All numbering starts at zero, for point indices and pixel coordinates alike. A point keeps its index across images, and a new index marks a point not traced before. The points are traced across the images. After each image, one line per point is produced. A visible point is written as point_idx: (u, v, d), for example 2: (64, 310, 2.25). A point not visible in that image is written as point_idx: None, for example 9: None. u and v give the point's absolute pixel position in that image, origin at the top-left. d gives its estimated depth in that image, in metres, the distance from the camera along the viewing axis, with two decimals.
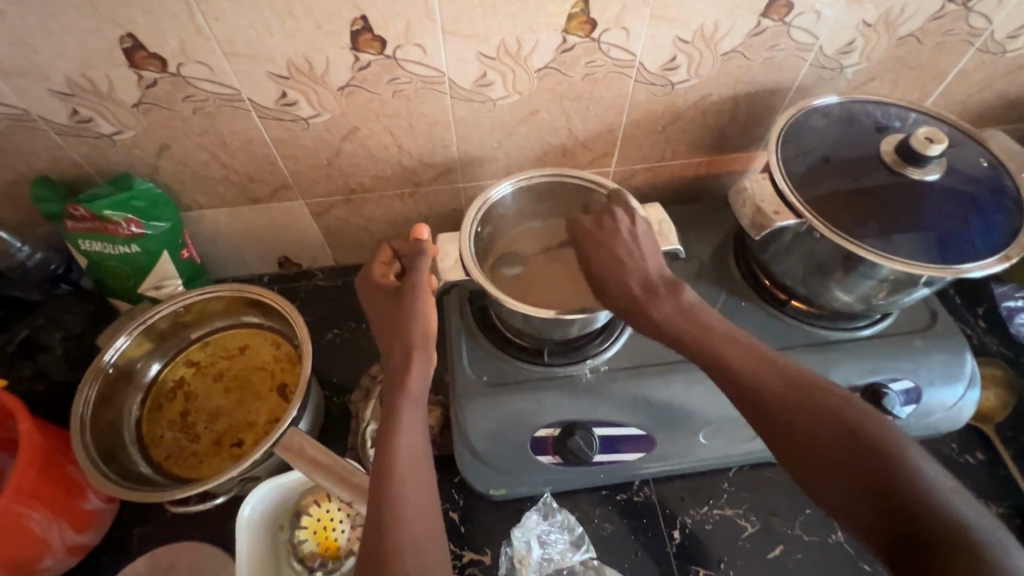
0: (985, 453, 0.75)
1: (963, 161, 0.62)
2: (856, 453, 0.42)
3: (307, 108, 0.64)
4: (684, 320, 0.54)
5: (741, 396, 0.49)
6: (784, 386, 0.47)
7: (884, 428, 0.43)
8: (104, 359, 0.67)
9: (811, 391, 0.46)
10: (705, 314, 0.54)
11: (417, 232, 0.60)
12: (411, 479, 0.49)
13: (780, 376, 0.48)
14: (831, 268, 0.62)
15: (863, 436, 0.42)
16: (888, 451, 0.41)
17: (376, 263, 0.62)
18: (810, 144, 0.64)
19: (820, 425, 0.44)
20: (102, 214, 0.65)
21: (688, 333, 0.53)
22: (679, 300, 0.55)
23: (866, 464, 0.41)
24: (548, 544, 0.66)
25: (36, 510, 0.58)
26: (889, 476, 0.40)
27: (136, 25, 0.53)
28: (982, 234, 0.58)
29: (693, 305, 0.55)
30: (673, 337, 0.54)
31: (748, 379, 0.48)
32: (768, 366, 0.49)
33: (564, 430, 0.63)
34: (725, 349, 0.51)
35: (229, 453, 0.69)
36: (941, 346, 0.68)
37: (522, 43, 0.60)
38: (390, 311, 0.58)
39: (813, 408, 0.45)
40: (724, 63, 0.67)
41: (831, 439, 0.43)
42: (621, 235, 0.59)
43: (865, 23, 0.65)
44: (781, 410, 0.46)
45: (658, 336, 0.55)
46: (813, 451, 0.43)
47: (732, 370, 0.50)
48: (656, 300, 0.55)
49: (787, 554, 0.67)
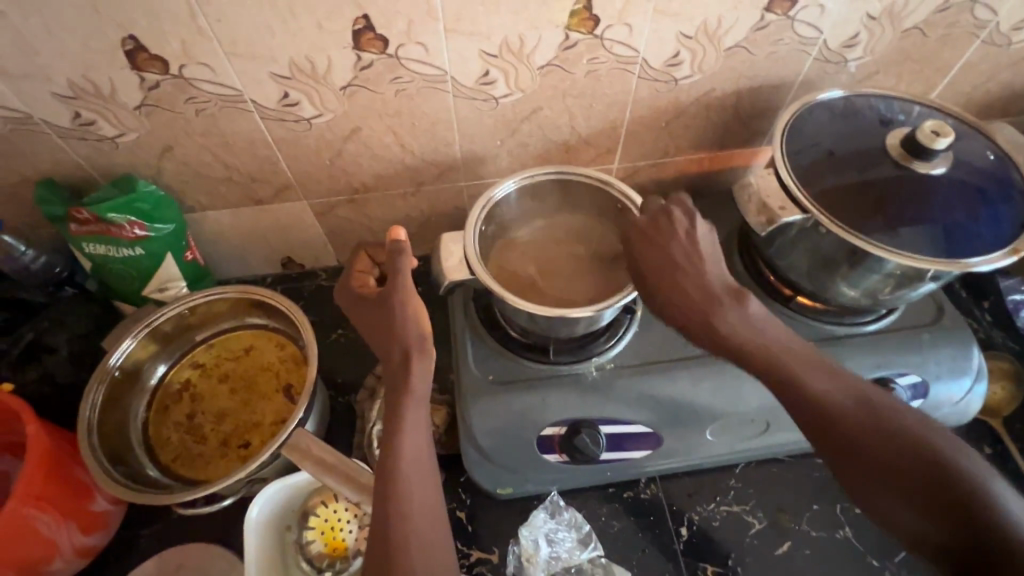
0: (992, 447, 0.74)
1: (970, 153, 0.62)
2: (936, 481, 0.42)
3: (309, 109, 0.63)
4: (754, 337, 0.52)
5: (800, 412, 0.48)
6: (859, 409, 0.47)
7: (961, 453, 0.43)
8: (109, 362, 0.67)
9: (884, 415, 0.46)
10: (772, 328, 0.53)
11: (393, 234, 0.57)
12: (416, 479, 0.49)
13: (853, 397, 0.47)
14: (837, 264, 0.62)
15: (944, 463, 0.43)
16: (966, 479, 0.42)
17: (354, 271, 0.62)
18: (815, 138, 0.64)
19: (897, 450, 0.44)
20: (105, 217, 0.65)
21: (759, 353, 0.51)
22: (745, 311, 0.53)
23: (949, 494, 0.41)
24: (555, 543, 0.66)
25: (44, 513, 0.58)
26: (974, 507, 0.40)
27: (137, 27, 0.53)
28: (989, 227, 0.58)
29: (759, 317, 0.53)
30: (738, 353, 0.52)
31: (821, 399, 0.47)
32: (840, 385, 0.48)
33: (571, 428, 0.62)
34: (795, 367, 0.50)
35: (236, 454, 0.69)
36: (948, 340, 0.68)
37: (524, 40, 0.60)
38: (377, 316, 0.57)
39: (886, 432, 0.45)
40: (727, 58, 0.66)
41: (910, 465, 0.43)
42: (678, 235, 0.57)
43: (869, 17, 0.65)
44: (856, 432, 0.46)
45: (722, 352, 0.53)
46: (891, 478, 0.44)
47: (802, 391, 0.48)
48: (721, 311, 0.53)
49: (795, 549, 0.67)
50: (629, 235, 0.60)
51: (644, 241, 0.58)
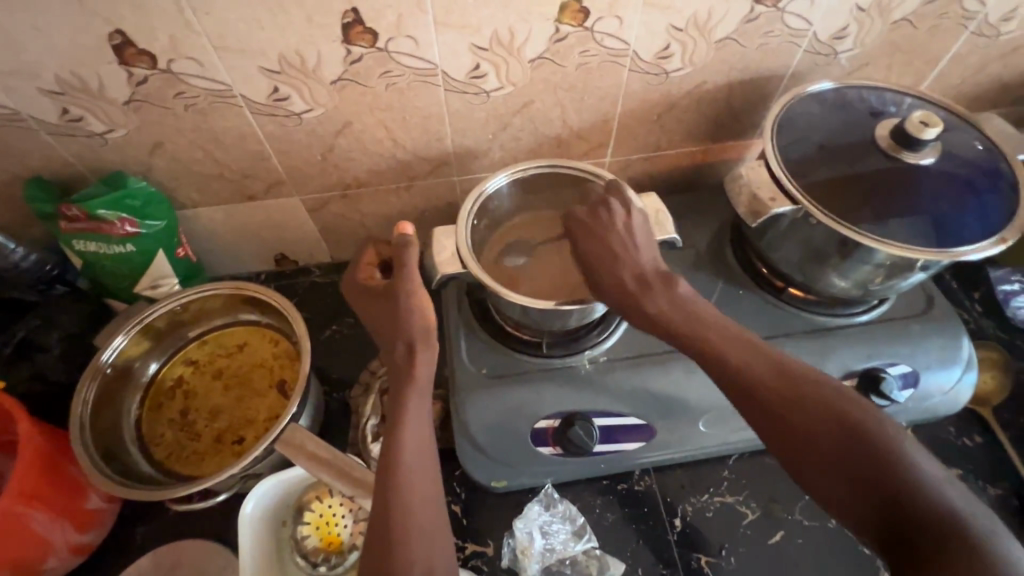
0: (982, 436, 0.75)
1: (958, 144, 0.62)
2: (847, 445, 0.43)
3: (299, 103, 0.63)
4: (686, 317, 0.55)
5: (733, 387, 0.50)
6: (776, 378, 0.48)
7: (869, 415, 0.45)
8: (101, 359, 0.66)
9: (800, 383, 0.48)
10: (703, 308, 0.55)
11: (402, 228, 0.57)
12: (417, 472, 0.49)
13: (772, 367, 0.49)
14: (828, 254, 0.62)
15: (856, 427, 0.44)
16: (875, 441, 0.43)
17: (362, 265, 0.62)
18: (805, 129, 0.64)
19: (822, 426, 0.45)
20: (95, 213, 0.65)
21: (684, 329, 0.54)
22: (674, 292, 0.56)
23: (860, 458, 0.43)
24: (550, 535, 0.67)
25: (37, 511, 0.58)
26: (879, 468, 0.42)
27: (124, 20, 0.52)
28: (977, 217, 0.58)
29: (687, 298, 0.56)
30: (665, 330, 0.55)
31: (741, 369, 0.50)
32: (762, 358, 0.50)
33: (565, 421, 0.63)
34: (720, 343, 0.52)
35: (230, 450, 0.69)
36: (938, 330, 0.69)
37: (515, 33, 0.60)
38: (383, 309, 0.57)
39: (806, 397, 0.47)
40: (718, 50, 0.67)
41: (822, 430, 0.45)
42: (615, 228, 0.59)
43: (858, 8, 0.65)
44: (771, 399, 0.48)
45: (651, 330, 0.56)
46: (804, 442, 0.45)
47: (724, 363, 0.51)
48: (649, 293, 0.56)
49: (788, 539, 0.67)
50: (571, 228, 0.61)
51: (588, 235, 0.59)
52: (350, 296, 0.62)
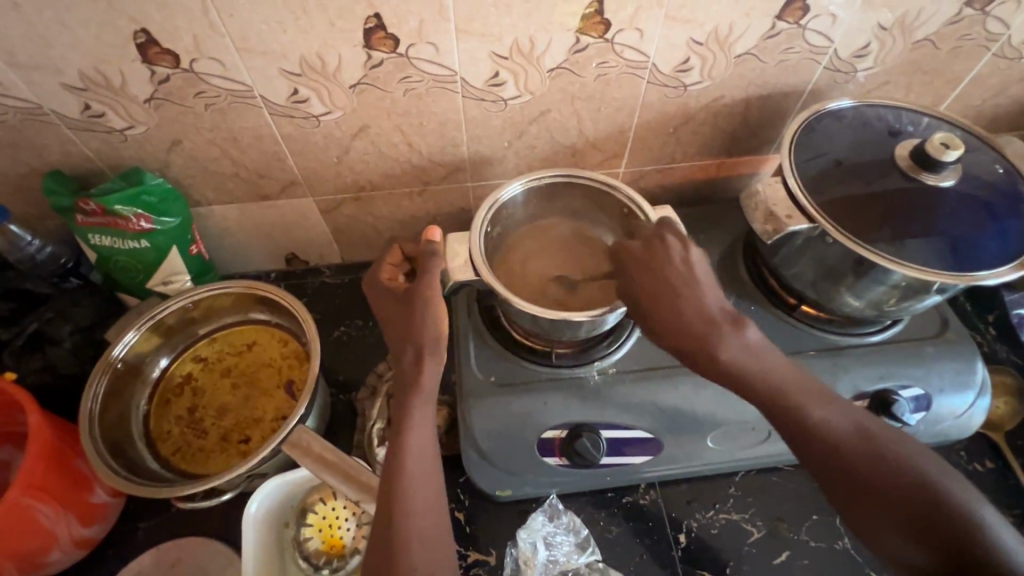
0: (993, 461, 0.74)
1: (977, 166, 0.62)
2: (929, 513, 0.44)
3: (318, 106, 0.63)
4: (742, 358, 0.52)
5: (813, 452, 0.49)
6: (857, 438, 0.48)
7: (951, 480, 0.46)
8: (112, 354, 0.67)
9: (879, 442, 0.48)
10: (771, 356, 0.53)
11: (428, 234, 0.59)
12: (421, 480, 0.49)
13: (851, 425, 0.49)
14: (842, 273, 0.62)
15: (944, 499, 0.44)
16: (954, 508, 0.44)
17: (386, 264, 0.62)
18: (823, 147, 0.64)
19: (906, 492, 0.45)
20: (112, 208, 0.65)
21: (759, 383, 0.51)
22: (743, 338, 0.53)
23: (946, 526, 0.43)
24: (553, 546, 0.66)
25: (44, 503, 0.58)
26: (969, 542, 0.42)
27: (150, 20, 0.53)
28: (996, 241, 0.57)
29: (758, 345, 0.53)
30: (737, 379, 0.52)
31: (820, 428, 0.49)
32: (838, 413, 0.50)
33: (571, 432, 0.62)
34: (798, 399, 0.50)
35: (236, 449, 0.69)
36: (952, 353, 0.68)
37: (535, 42, 0.60)
38: (399, 312, 0.56)
39: (889, 461, 0.47)
40: (737, 65, 0.66)
41: (910, 498, 0.45)
42: (674, 263, 0.57)
43: (880, 27, 0.65)
44: (858, 467, 0.47)
45: (722, 380, 0.53)
46: (888, 507, 0.45)
47: (806, 420, 0.49)
48: (722, 340, 0.53)
49: (794, 559, 0.67)
50: (625, 261, 0.59)
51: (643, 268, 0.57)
52: (368, 291, 0.62)
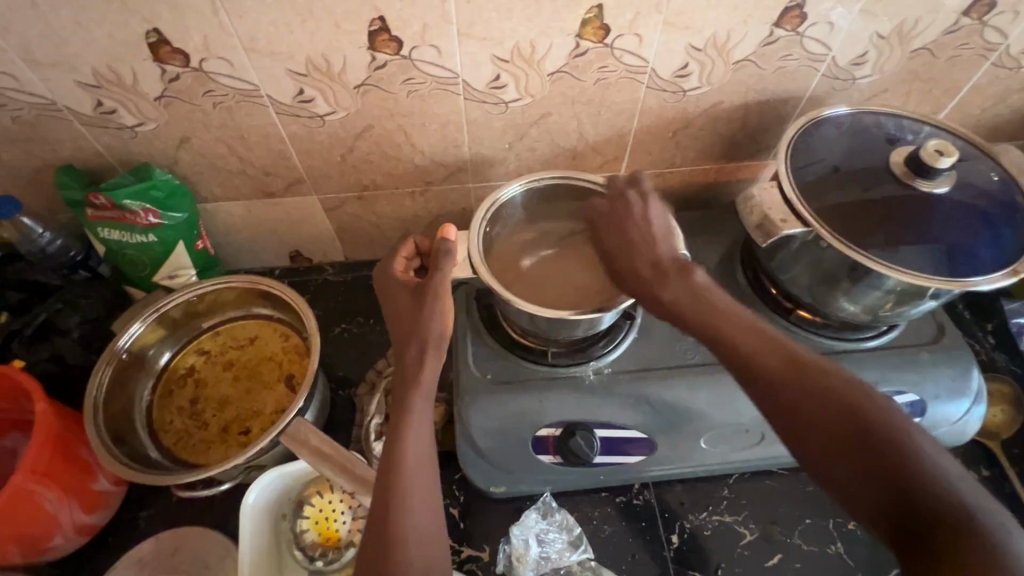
0: (989, 470, 0.74)
1: (973, 174, 0.62)
2: (856, 434, 0.44)
3: (323, 106, 0.65)
4: (698, 303, 0.54)
5: (747, 377, 0.50)
6: (789, 367, 0.49)
7: (883, 408, 0.45)
8: (118, 344, 0.68)
9: (812, 371, 0.48)
10: (716, 295, 0.55)
11: (444, 231, 0.59)
12: (417, 474, 0.49)
13: (782, 356, 0.50)
14: (837, 278, 0.62)
15: (871, 422, 0.44)
16: (885, 430, 0.43)
17: (398, 257, 0.63)
18: (820, 153, 0.64)
19: (832, 415, 0.45)
20: (121, 203, 0.67)
21: (694, 317, 0.54)
22: (689, 280, 0.56)
23: (869, 446, 0.43)
24: (546, 543, 0.67)
25: (48, 489, 0.59)
26: (894, 464, 0.41)
27: (162, 21, 0.55)
28: (990, 248, 0.58)
29: (702, 285, 0.55)
30: (680, 318, 0.55)
31: (750, 359, 0.50)
32: (770, 345, 0.51)
33: (566, 430, 0.63)
34: (732, 331, 0.52)
35: (236, 440, 0.70)
36: (948, 360, 0.68)
37: (535, 47, 0.61)
38: (406, 305, 0.57)
39: (817, 387, 0.47)
40: (736, 71, 0.67)
41: (839, 421, 0.45)
42: (633, 217, 0.60)
43: (879, 35, 0.65)
44: (783, 390, 0.48)
45: (666, 317, 0.56)
46: (816, 432, 0.45)
47: (736, 353, 0.51)
48: (665, 281, 0.56)
49: (786, 562, 0.67)
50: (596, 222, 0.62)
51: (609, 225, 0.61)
52: (378, 280, 0.62)
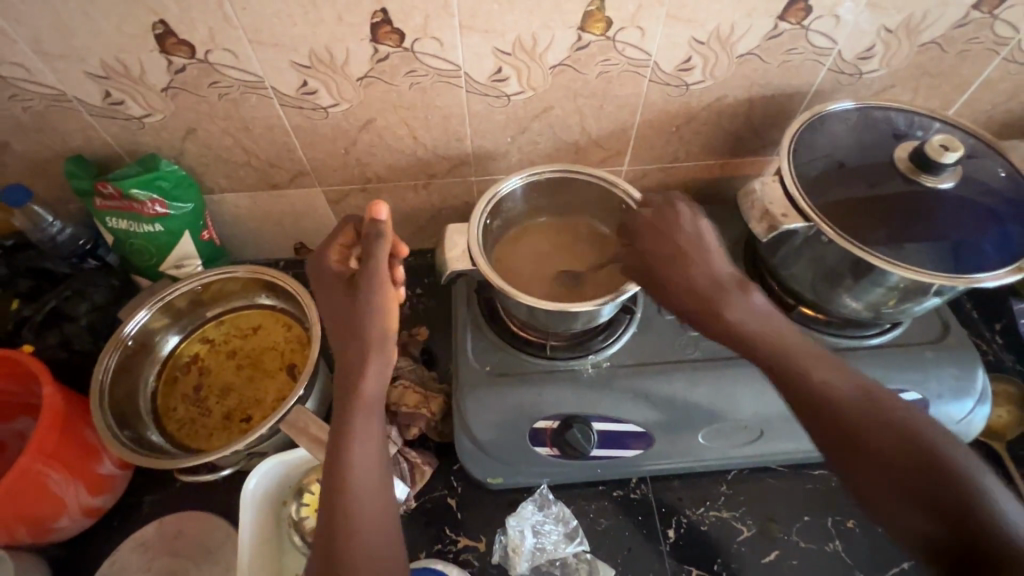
0: (993, 471, 0.73)
1: (980, 171, 0.61)
2: (928, 475, 0.43)
3: (326, 98, 0.66)
4: (755, 325, 0.54)
5: (810, 409, 0.49)
6: (859, 399, 0.48)
7: (957, 449, 0.44)
8: (124, 331, 0.70)
9: (885, 407, 0.47)
10: (776, 319, 0.55)
11: (375, 210, 0.55)
12: (366, 493, 0.50)
13: (854, 388, 0.49)
14: (839, 275, 0.62)
15: (939, 460, 0.43)
16: (956, 468, 0.43)
17: (334, 247, 0.60)
18: (824, 148, 0.64)
19: (904, 451, 0.45)
20: (129, 192, 0.68)
21: (761, 341, 0.53)
22: (749, 301, 0.56)
23: (940, 486, 0.42)
24: (541, 534, 0.67)
25: (56, 471, 0.61)
26: (963, 508, 0.41)
27: (168, 12, 0.55)
28: (996, 245, 0.57)
29: (761, 308, 0.55)
30: (743, 341, 0.54)
31: (822, 389, 0.49)
32: (841, 376, 0.50)
33: (563, 423, 0.63)
34: (801, 359, 0.52)
35: (238, 427, 0.71)
36: (952, 359, 0.67)
37: (537, 39, 0.61)
38: (344, 301, 0.56)
39: (887, 423, 0.46)
40: (739, 65, 0.67)
41: (910, 460, 0.44)
42: (681, 224, 0.61)
43: (886, 29, 0.65)
44: (853, 423, 0.47)
45: (728, 340, 0.55)
46: (885, 470, 0.45)
47: (805, 380, 0.50)
48: (729, 301, 0.55)
49: (783, 559, 0.67)
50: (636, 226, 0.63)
51: (651, 230, 0.61)
52: (314, 274, 0.61)
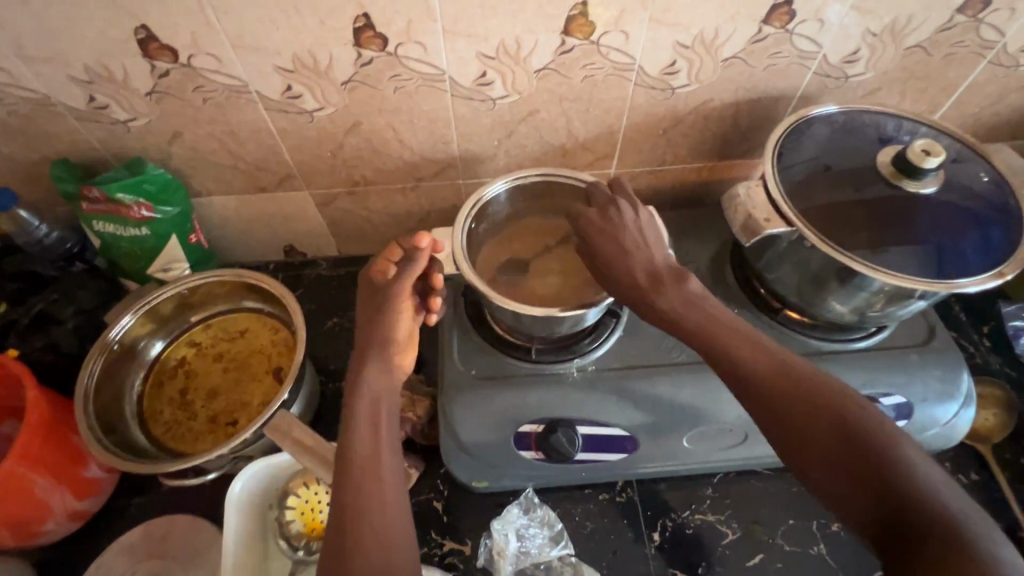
0: (979, 474, 0.73)
1: (963, 175, 0.61)
2: (850, 447, 0.44)
3: (311, 102, 0.66)
4: (687, 309, 0.56)
5: (743, 390, 0.50)
6: (778, 379, 0.49)
7: (881, 422, 0.45)
8: (109, 336, 0.70)
9: (805, 382, 0.48)
10: (709, 304, 0.56)
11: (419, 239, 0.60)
12: (374, 481, 0.50)
13: (775, 366, 0.50)
14: (824, 279, 0.62)
15: (861, 433, 0.44)
16: (877, 440, 0.43)
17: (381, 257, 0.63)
18: (808, 152, 0.64)
19: (825, 425, 0.45)
20: (114, 196, 0.68)
21: (695, 326, 0.54)
22: (684, 289, 0.57)
23: (860, 457, 0.43)
24: (526, 538, 0.67)
25: (40, 475, 0.61)
26: (886, 477, 0.41)
27: (150, 16, 0.55)
28: (977, 250, 0.57)
29: (699, 296, 0.57)
30: (674, 324, 0.56)
31: (747, 371, 0.51)
32: (767, 357, 0.51)
33: (548, 426, 0.64)
34: (730, 342, 0.53)
35: (223, 431, 0.71)
36: (937, 362, 0.67)
37: (521, 43, 0.61)
38: (373, 307, 0.61)
39: (808, 400, 0.47)
40: (724, 69, 0.67)
41: (830, 433, 0.45)
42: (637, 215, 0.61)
43: (870, 33, 0.65)
44: (778, 401, 0.48)
45: (661, 323, 0.56)
46: (810, 444, 0.45)
47: (736, 365, 0.51)
48: (663, 291, 0.57)
49: (767, 562, 0.67)
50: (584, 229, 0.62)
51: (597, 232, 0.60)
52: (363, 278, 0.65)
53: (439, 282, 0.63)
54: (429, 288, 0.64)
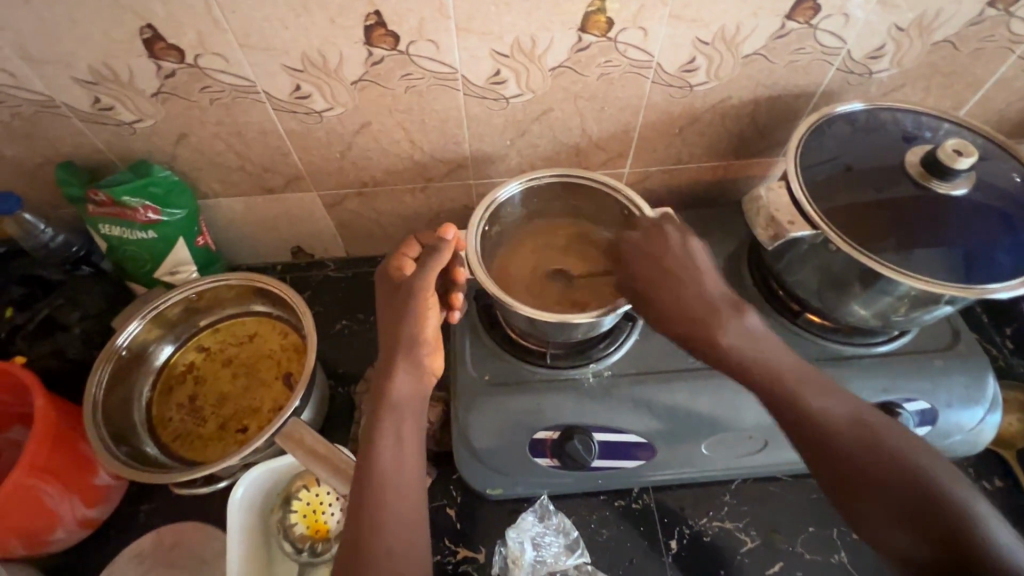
0: (1003, 480, 0.71)
1: (993, 175, 0.59)
2: (922, 504, 0.42)
3: (320, 102, 0.64)
4: (752, 349, 0.52)
5: (808, 438, 0.48)
6: (857, 431, 0.47)
7: (952, 478, 0.44)
8: (117, 342, 0.69)
9: (877, 434, 0.46)
10: (768, 341, 0.53)
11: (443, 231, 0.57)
12: (397, 486, 0.48)
13: (848, 416, 0.48)
14: (847, 283, 0.60)
15: (932, 489, 0.43)
16: (948, 497, 0.42)
17: (399, 254, 0.59)
18: (831, 151, 0.62)
19: (898, 480, 0.44)
20: (121, 199, 0.67)
21: (763, 367, 0.51)
22: (743, 322, 0.53)
23: (928, 513, 0.42)
24: (542, 547, 0.66)
25: (49, 485, 0.60)
26: (960, 536, 0.40)
27: (154, 15, 0.54)
28: (1010, 253, 0.55)
29: (758, 332, 0.53)
30: (734, 366, 0.52)
31: (819, 418, 0.48)
32: (838, 406, 0.48)
33: (563, 434, 0.62)
34: (795, 385, 0.50)
35: (234, 438, 0.70)
36: (963, 367, 0.66)
37: (536, 41, 0.59)
38: (393, 305, 0.55)
39: (879, 453, 0.45)
40: (744, 65, 0.65)
41: (902, 489, 0.44)
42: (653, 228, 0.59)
43: (897, 28, 0.62)
44: (849, 453, 0.46)
45: (720, 364, 0.52)
46: (879, 500, 0.44)
47: (803, 409, 0.48)
48: (723, 322, 0.53)
49: (786, 571, 0.66)
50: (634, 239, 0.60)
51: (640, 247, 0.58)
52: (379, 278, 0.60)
53: (461, 277, 0.61)
54: (451, 282, 0.61)
